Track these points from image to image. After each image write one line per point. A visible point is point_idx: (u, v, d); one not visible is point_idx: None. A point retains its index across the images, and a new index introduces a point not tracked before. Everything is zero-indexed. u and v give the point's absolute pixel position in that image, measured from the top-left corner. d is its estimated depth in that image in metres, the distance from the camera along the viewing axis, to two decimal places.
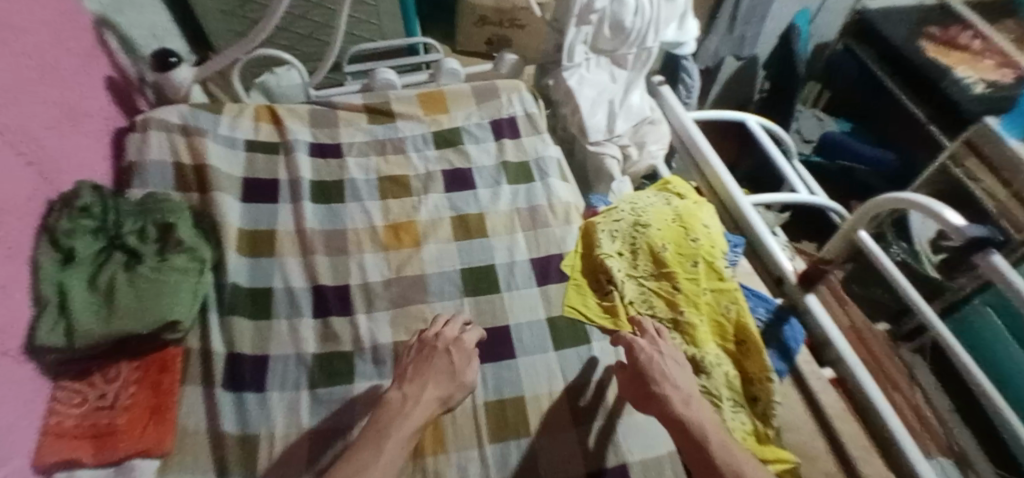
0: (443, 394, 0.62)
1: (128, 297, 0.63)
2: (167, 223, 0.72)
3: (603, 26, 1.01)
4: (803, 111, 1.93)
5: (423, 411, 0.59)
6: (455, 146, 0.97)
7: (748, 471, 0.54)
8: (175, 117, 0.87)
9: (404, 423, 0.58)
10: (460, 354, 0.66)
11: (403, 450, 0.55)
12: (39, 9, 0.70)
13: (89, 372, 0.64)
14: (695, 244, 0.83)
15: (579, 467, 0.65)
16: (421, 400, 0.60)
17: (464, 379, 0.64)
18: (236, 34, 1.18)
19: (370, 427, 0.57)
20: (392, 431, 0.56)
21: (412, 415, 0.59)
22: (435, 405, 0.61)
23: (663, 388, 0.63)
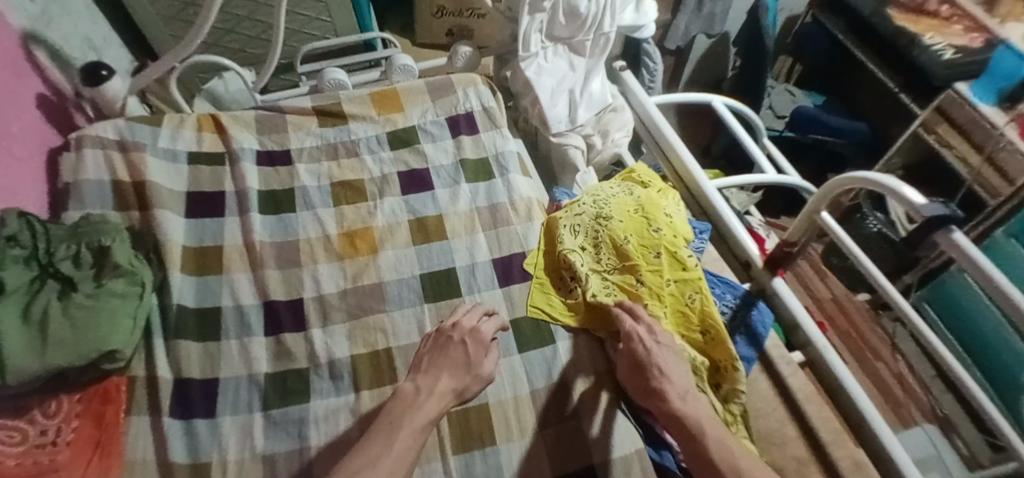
0: (461, 384, 0.61)
1: (62, 328, 0.59)
2: (103, 246, 0.68)
3: (557, 13, 0.97)
4: (775, 86, 1.91)
5: (436, 404, 0.58)
6: (411, 145, 0.94)
7: (745, 465, 0.53)
8: (111, 133, 0.83)
9: (418, 416, 0.56)
10: (479, 344, 0.65)
11: (414, 444, 0.54)
12: None
13: (28, 408, 0.59)
14: (659, 233, 0.80)
15: (545, 466, 0.65)
16: (434, 392, 0.59)
17: (481, 370, 0.63)
18: (180, 38, 1.13)
19: (387, 418, 0.57)
20: (404, 422, 0.56)
21: (425, 406, 0.58)
22: (449, 399, 0.60)
23: (662, 382, 0.62)
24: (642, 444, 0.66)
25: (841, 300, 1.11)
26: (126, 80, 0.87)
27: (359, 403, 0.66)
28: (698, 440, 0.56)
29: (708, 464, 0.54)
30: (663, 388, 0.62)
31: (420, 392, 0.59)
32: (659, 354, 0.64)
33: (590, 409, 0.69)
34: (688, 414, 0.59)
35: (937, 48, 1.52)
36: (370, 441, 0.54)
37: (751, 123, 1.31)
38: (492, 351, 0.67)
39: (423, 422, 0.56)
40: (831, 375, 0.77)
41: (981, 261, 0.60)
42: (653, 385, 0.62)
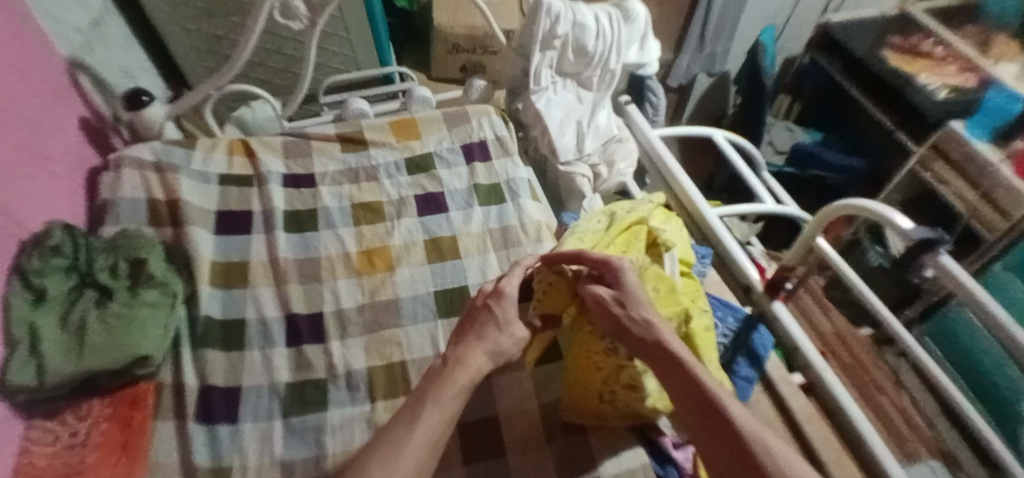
0: (487, 341, 0.65)
1: (98, 334, 0.63)
2: (139, 258, 0.73)
3: (566, 50, 1.04)
4: (774, 123, 1.98)
5: (467, 373, 0.61)
6: (427, 171, 0.99)
7: (771, 440, 0.54)
8: (148, 154, 0.88)
9: (457, 378, 0.60)
10: (506, 299, 0.68)
11: (437, 423, 0.56)
12: (10, 55, 0.72)
13: (59, 410, 0.64)
14: (649, 233, 0.83)
15: (551, 467, 0.68)
16: (465, 362, 0.62)
17: (503, 320, 0.66)
18: (212, 70, 1.20)
19: (431, 384, 0.61)
20: (430, 398, 0.58)
21: (457, 377, 0.61)
22: (484, 362, 0.64)
23: (654, 324, 0.63)
24: (646, 459, 0.68)
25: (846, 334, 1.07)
26: (164, 107, 0.93)
27: (375, 413, 0.69)
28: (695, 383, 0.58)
29: (704, 403, 0.57)
30: (652, 330, 0.63)
31: (453, 366, 0.62)
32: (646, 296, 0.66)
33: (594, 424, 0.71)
34: (682, 357, 0.61)
35: (933, 88, 1.60)
36: (424, 404, 0.58)
37: (751, 157, 1.37)
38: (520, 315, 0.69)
39: (465, 382, 0.60)
40: (831, 396, 0.79)
41: (968, 282, 0.64)
42: (642, 330, 0.63)
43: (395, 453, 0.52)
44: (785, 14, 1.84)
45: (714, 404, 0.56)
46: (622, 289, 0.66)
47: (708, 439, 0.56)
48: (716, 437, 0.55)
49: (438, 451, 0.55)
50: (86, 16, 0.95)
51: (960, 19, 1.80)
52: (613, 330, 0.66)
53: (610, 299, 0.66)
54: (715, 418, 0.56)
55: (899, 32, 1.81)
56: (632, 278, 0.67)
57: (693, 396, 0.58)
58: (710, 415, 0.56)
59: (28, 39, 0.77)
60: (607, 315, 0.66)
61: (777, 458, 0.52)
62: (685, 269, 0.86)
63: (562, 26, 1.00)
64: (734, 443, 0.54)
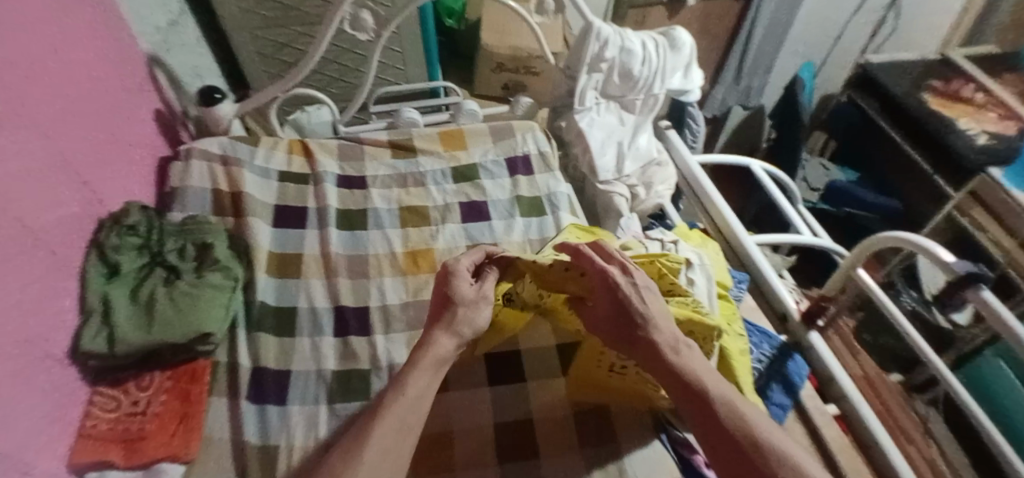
0: (456, 324, 0.64)
1: (167, 310, 0.68)
2: (205, 242, 0.77)
3: (612, 74, 1.07)
4: (809, 160, 1.98)
5: (429, 360, 0.61)
6: (471, 180, 1.03)
7: (755, 429, 0.55)
8: (216, 148, 0.94)
9: (425, 356, 0.62)
10: (458, 277, 0.67)
11: (403, 422, 0.56)
12: (100, 48, 0.78)
13: (124, 380, 0.68)
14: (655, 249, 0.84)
15: (580, 466, 0.70)
16: (427, 348, 0.62)
17: (459, 297, 0.65)
18: (272, 75, 1.27)
19: (401, 370, 0.61)
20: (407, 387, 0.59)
21: (421, 363, 0.61)
22: (449, 343, 0.63)
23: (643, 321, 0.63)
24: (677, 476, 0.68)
25: (873, 379, 0.91)
26: (233, 105, 0.99)
27: None
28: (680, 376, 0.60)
29: (692, 394, 0.58)
30: (645, 328, 0.63)
31: (419, 349, 0.63)
32: (641, 297, 0.64)
33: (627, 435, 0.73)
34: (670, 349, 0.61)
35: (972, 133, 1.61)
36: (399, 384, 0.59)
37: (786, 188, 1.37)
38: (480, 302, 0.67)
39: (431, 362, 0.61)
40: (864, 430, 0.79)
41: (1008, 318, 0.64)
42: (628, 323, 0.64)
43: (365, 432, 0.55)
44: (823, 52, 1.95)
45: (701, 394, 0.58)
46: (616, 297, 0.64)
47: (699, 429, 0.57)
48: (705, 426, 0.57)
49: (406, 431, 0.56)
50: (166, 17, 1.02)
51: (1001, 67, 1.82)
52: (614, 340, 0.64)
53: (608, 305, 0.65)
54: (703, 409, 0.57)
55: (940, 76, 1.83)
56: (627, 286, 0.65)
57: (681, 389, 0.59)
58: (698, 405, 0.58)
59: (118, 34, 0.84)
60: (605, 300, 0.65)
61: (765, 440, 0.54)
62: (721, 292, 0.87)
63: (610, 51, 1.04)
64: (720, 431, 0.55)
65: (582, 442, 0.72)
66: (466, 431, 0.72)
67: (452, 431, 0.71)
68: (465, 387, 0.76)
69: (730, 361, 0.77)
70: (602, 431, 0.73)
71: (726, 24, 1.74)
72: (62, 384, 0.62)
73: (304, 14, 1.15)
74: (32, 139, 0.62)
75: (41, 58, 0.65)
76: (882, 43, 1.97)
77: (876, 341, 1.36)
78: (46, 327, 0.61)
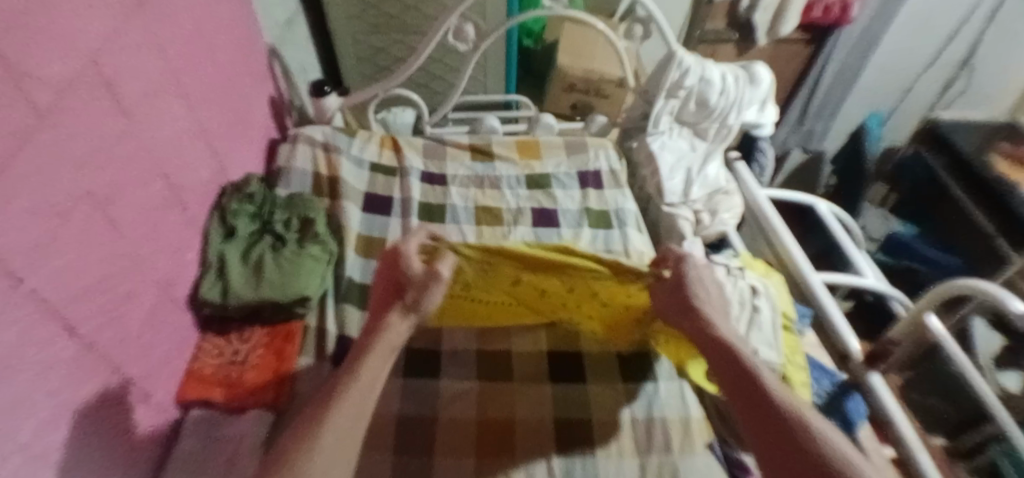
0: (411, 305, 0.62)
1: (273, 272, 0.75)
2: (308, 217, 0.85)
3: (689, 101, 1.11)
4: (870, 209, 1.96)
5: (381, 345, 0.58)
6: (544, 189, 1.08)
7: (814, 420, 0.53)
8: (319, 135, 1.03)
9: (379, 341, 0.59)
10: (409, 258, 0.64)
11: (362, 404, 0.53)
12: (235, 35, 0.88)
13: (228, 330, 0.75)
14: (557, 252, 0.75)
15: (634, 466, 0.72)
16: (388, 323, 0.60)
17: (409, 277, 0.62)
18: (365, 76, 1.36)
19: (352, 357, 0.58)
20: (362, 371, 0.56)
21: (376, 348, 0.58)
22: (401, 326, 0.61)
23: (692, 295, 0.67)
24: None
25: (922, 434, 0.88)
26: (338, 98, 1.09)
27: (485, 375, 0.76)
28: (711, 336, 0.64)
29: (721, 350, 0.62)
30: (692, 299, 0.67)
31: (370, 335, 0.60)
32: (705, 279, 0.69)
33: (683, 449, 0.73)
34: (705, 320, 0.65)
35: None
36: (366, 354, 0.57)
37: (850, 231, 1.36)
38: (429, 283, 0.62)
39: (384, 347, 0.58)
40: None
41: None
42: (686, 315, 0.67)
43: (322, 413, 0.51)
44: (892, 102, 1.94)
45: (728, 350, 0.62)
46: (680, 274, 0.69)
47: (723, 381, 0.60)
48: (731, 376, 0.59)
49: (363, 412, 0.53)
50: (284, 15, 1.13)
51: None
52: (674, 311, 0.69)
53: (668, 283, 0.70)
54: (728, 362, 0.61)
55: (1009, 139, 1.82)
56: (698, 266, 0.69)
57: (709, 346, 0.63)
58: (726, 358, 0.61)
59: (249, 25, 0.94)
60: (671, 291, 0.69)
61: (780, 389, 0.57)
62: (785, 323, 0.89)
63: (689, 79, 1.07)
64: (742, 379, 0.58)
65: (641, 450, 0.73)
66: (529, 421, 0.76)
67: (516, 420, 0.76)
68: (531, 381, 0.81)
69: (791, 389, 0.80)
70: (660, 440, 0.74)
71: (793, 67, 1.77)
72: (181, 326, 0.70)
73: (402, 23, 1.24)
74: (178, 106, 0.71)
75: (192, 38, 0.74)
76: (951, 101, 1.97)
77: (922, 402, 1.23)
78: (174, 271, 0.68)
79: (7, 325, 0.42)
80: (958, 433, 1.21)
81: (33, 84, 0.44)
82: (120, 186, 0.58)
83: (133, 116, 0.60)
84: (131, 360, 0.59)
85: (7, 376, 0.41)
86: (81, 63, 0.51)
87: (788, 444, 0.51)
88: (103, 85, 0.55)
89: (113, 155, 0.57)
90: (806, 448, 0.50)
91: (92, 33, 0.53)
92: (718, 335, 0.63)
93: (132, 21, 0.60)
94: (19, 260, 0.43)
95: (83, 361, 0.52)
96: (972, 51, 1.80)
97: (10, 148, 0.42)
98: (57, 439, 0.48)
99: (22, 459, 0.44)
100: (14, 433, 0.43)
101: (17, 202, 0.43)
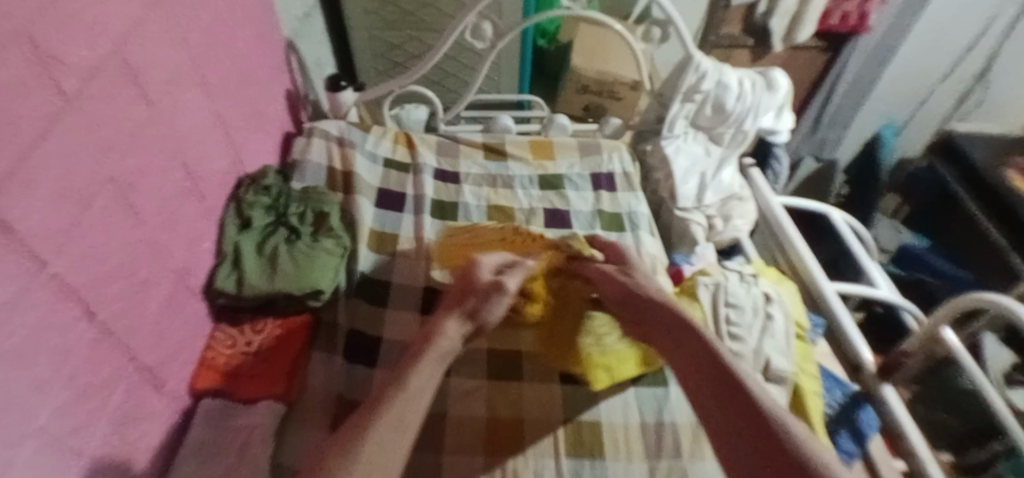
0: (470, 321, 0.68)
1: (288, 264, 0.75)
2: (322, 211, 0.85)
3: (706, 105, 1.10)
4: (881, 220, 1.94)
5: (437, 355, 0.62)
6: (557, 189, 1.07)
7: (792, 423, 0.53)
8: (334, 130, 1.03)
9: (433, 346, 0.63)
10: (480, 268, 0.73)
11: (416, 416, 0.55)
12: (254, 27, 0.88)
13: (241, 321, 0.75)
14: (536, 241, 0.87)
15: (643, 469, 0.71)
16: (445, 331, 0.65)
17: (477, 287, 0.70)
18: (380, 72, 1.37)
19: (408, 359, 0.61)
20: (411, 380, 0.58)
21: (425, 364, 0.60)
22: (455, 337, 0.65)
23: (633, 285, 0.74)
24: None
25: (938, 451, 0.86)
26: (354, 94, 1.09)
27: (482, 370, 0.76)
28: (668, 312, 0.69)
29: (678, 325, 0.67)
30: (632, 284, 0.74)
31: (427, 340, 0.64)
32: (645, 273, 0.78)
33: (692, 454, 0.73)
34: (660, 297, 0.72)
35: None
36: (410, 370, 0.59)
37: (864, 240, 1.35)
38: (494, 295, 0.70)
39: (438, 353, 0.62)
40: None
41: None
42: (659, 314, 0.69)
43: (365, 427, 0.52)
44: (908, 113, 1.92)
45: (685, 324, 0.66)
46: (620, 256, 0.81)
47: (677, 350, 0.64)
48: (685, 345, 0.64)
49: (406, 426, 0.53)
50: (302, 8, 1.13)
51: None
52: (618, 298, 0.75)
53: (613, 270, 0.78)
54: (684, 334, 0.65)
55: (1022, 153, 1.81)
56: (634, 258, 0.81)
57: (665, 322, 0.68)
58: (682, 331, 0.66)
59: (268, 18, 0.94)
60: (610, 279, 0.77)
61: (744, 372, 0.58)
62: (798, 332, 0.88)
63: (707, 83, 1.07)
64: (697, 346, 0.62)
65: (650, 454, 0.73)
66: (540, 422, 0.75)
67: (523, 419, 0.76)
68: (540, 381, 0.80)
69: (804, 400, 0.79)
70: (669, 445, 0.74)
71: (807, 75, 1.75)
72: (195, 315, 0.70)
73: (419, 20, 1.24)
74: (198, 97, 0.71)
75: (214, 29, 0.74)
76: (967, 113, 1.94)
77: (928, 413, 1.16)
78: (190, 260, 0.69)
79: (26, 308, 0.42)
80: (963, 448, 1.16)
81: (58, 69, 0.45)
82: (142, 174, 0.58)
83: (154, 104, 0.60)
84: (146, 348, 0.60)
85: (26, 362, 0.42)
86: (108, 51, 0.51)
87: (732, 398, 0.56)
88: (127, 73, 0.55)
89: (135, 143, 0.57)
90: (752, 403, 0.54)
91: (117, 21, 0.53)
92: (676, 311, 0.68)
93: (156, 11, 0.60)
94: (41, 244, 0.43)
95: (100, 347, 0.52)
96: (989, 64, 1.79)
97: (34, 132, 0.42)
98: (73, 424, 0.48)
99: (39, 443, 0.44)
100: (31, 417, 0.43)
101: (41, 187, 0.43)
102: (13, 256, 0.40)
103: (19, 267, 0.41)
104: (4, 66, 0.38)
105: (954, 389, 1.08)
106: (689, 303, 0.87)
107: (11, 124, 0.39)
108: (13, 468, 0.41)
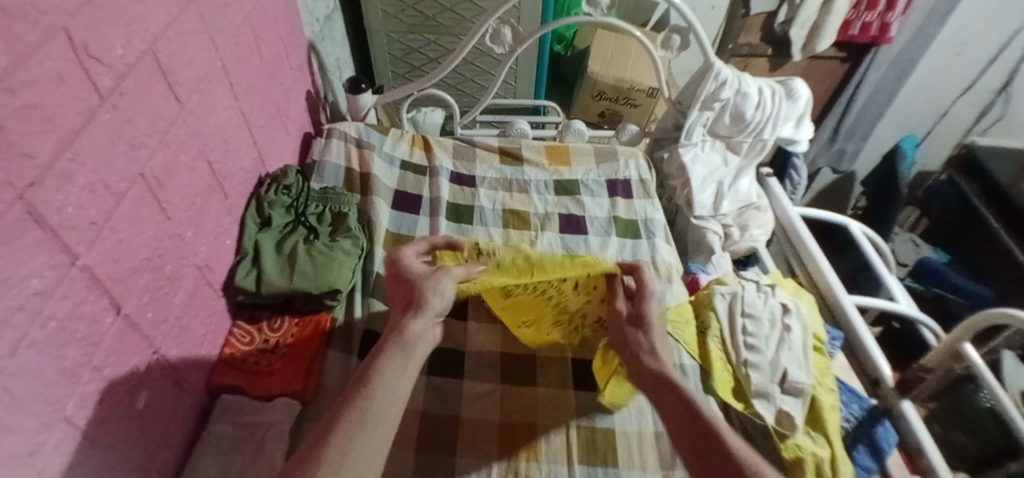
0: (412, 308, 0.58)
1: (306, 263, 0.76)
2: (341, 212, 0.86)
3: (724, 113, 1.09)
4: (899, 233, 1.91)
5: (395, 349, 0.54)
6: (573, 195, 1.07)
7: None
8: (353, 131, 1.04)
9: (388, 345, 0.54)
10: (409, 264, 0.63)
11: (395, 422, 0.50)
12: (279, 30, 0.89)
13: (259, 318, 0.76)
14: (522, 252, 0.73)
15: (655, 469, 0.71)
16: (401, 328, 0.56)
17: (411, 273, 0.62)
18: (398, 76, 1.38)
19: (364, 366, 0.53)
20: (376, 379, 0.51)
21: (384, 366, 0.52)
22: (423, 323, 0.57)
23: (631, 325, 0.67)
24: None
25: None
26: (373, 96, 1.10)
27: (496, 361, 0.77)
28: (652, 369, 0.62)
29: (658, 385, 0.61)
30: (630, 334, 0.67)
31: (385, 338, 0.56)
32: (659, 325, 0.67)
33: None
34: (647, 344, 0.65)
35: None
36: (372, 369, 0.52)
37: (882, 252, 1.32)
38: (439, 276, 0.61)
39: (398, 353, 0.54)
40: None
41: None
42: (647, 356, 0.64)
43: (321, 444, 0.46)
44: (928, 124, 1.89)
45: (665, 384, 0.60)
46: (638, 311, 0.68)
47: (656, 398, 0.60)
48: (666, 413, 0.58)
49: (385, 429, 0.48)
50: (324, 11, 1.15)
51: None
52: (616, 341, 0.68)
53: (624, 311, 0.69)
54: (666, 400, 0.59)
55: None
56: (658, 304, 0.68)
57: (644, 381, 0.62)
58: (661, 395, 0.60)
59: (292, 20, 0.95)
60: (618, 326, 0.68)
61: (727, 434, 0.53)
62: (816, 344, 0.87)
63: (725, 91, 1.05)
64: (675, 410, 0.57)
65: (664, 465, 0.72)
66: (552, 430, 0.75)
67: (536, 424, 0.75)
68: (554, 386, 0.80)
69: (821, 413, 0.77)
70: None
71: (826, 85, 1.74)
72: (217, 311, 0.71)
73: (438, 24, 1.25)
74: (225, 96, 0.72)
75: (241, 30, 0.76)
76: (987, 127, 1.91)
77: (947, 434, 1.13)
78: (212, 257, 0.70)
79: (59, 298, 0.43)
80: (980, 469, 1.11)
81: (95, 66, 0.46)
82: (170, 171, 0.59)
83: (183, 103, 0.62)
84: (169, 342, 0.60)
85: (55, 353, 0.43)
86: (141, 50, 0.53)
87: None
88: (159, 71, 0.56)
89: (166, 141, 0.58)
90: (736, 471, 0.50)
91: (149, 20, 0.54)
92: (661, 369, 0.61)
93: (187, 11, 0.61)
94: (75, 237, 0.44)
95: (126, 339, 0.53)
96: (1013, 76, 1.75)
97: (70, 128, 0.43)
98: (99, 414, 0.49)
99: (66, 433, 0.45)
100: (59, 407, 0.44)
101: (77, 180, 0.44)
102: (46, 248, 0.42)
103: (52, 259, 0.42)
104: (43, 63, 0.40)
105: (975, 412, 1.04)
106: (706, 313, 0.87)
107: (47, 120, 0.41)
108: (39, 456, 0.42)
